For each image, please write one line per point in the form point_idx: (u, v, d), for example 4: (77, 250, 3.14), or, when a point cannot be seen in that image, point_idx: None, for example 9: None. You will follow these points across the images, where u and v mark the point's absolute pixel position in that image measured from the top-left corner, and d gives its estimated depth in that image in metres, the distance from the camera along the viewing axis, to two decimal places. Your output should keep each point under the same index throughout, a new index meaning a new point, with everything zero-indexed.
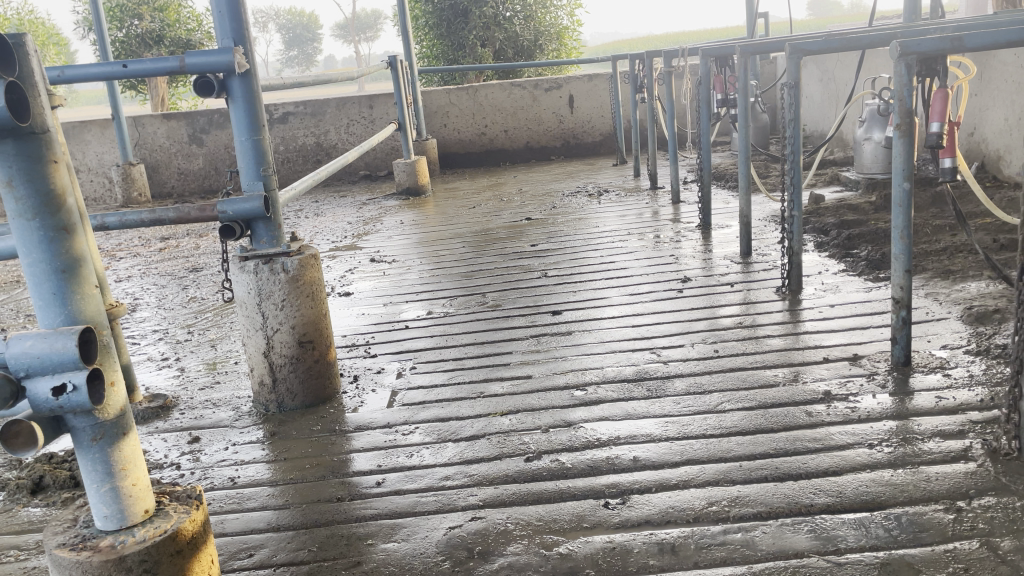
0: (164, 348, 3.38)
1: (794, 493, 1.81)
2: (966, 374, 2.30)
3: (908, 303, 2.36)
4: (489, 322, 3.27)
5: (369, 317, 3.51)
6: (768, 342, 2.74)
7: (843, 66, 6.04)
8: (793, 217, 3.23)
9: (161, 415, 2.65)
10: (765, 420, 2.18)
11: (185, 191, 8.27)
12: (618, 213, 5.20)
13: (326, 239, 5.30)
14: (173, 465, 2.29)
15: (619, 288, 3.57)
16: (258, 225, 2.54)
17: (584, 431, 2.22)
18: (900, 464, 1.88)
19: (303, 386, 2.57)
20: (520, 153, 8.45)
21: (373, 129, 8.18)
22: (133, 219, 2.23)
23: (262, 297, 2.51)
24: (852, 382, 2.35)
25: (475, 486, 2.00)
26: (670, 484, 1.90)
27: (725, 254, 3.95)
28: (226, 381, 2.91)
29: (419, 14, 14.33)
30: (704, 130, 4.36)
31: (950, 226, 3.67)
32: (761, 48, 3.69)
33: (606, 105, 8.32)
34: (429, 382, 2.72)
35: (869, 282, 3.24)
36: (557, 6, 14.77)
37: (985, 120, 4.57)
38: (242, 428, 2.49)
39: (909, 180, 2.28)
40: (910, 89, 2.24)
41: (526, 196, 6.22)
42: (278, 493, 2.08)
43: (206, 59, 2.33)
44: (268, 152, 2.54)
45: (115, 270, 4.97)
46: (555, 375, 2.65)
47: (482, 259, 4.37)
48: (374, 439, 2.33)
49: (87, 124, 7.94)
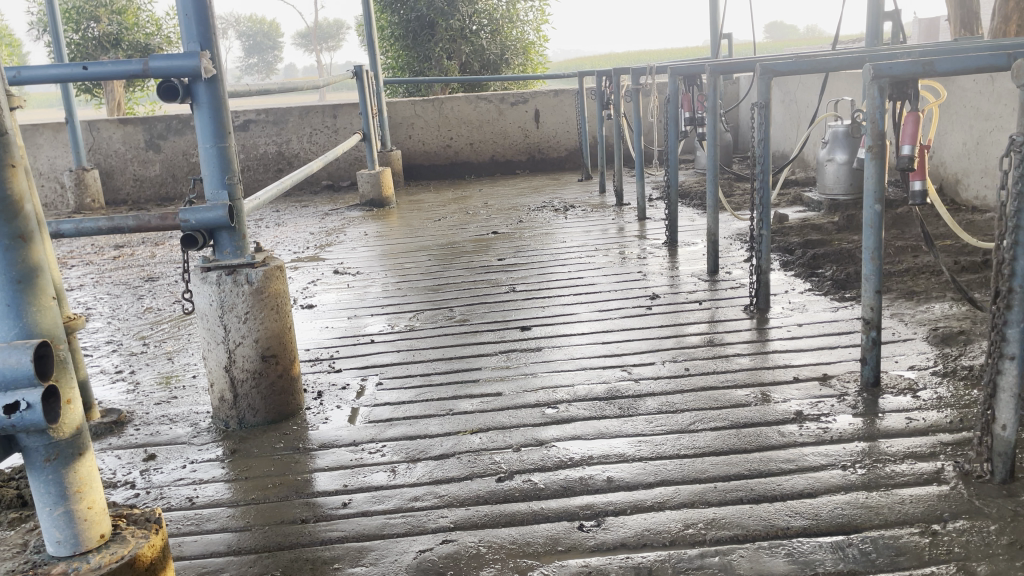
0: (118, 360, 3.26)
1: (770, 516, 1.79)
2: (934, 396, 2.31)
3: (878, 323, 2.36)
4: (458, 338, 3.22)
5: (333, 331, 3.43)
6: (737, 361, 2.74)
7: (806, 88, 6.15)
8: (761, 236, 3.24)
9: (115, 431, 2.54)
10: (737, 441, 2.16)
11: (141, 198, 8.07)
12: (583, 228, 5.20)
13: (288, 250, 5.20)
14: (127, 484, 2.19)
15: (587, 304, 3.55)
16: (221, 234, 2.45)
17: (557, 450, 2.19)
18: (874, 486, 1.88)
19: (266, 402, 2.49)
20: (485, 167, 8.43)
21: (337, 139, 8.09)
22: (90, 227, 2.15)
23: (224, 310, 2.43)
24: (823, 402, 2.35)
25: (445, 507, 1.94)
26: (646, 506, 1.87)
27: (692, 272, 3.96)
28: (184, 396, 2.81)
29: (385, 25, 14.33)
30: (671, 147, 4.37)
31: (913, 247, 3.73)
32: (729, 68, 3.70)
33: (571, 121, 8.35)
34: (397, 399, 2.65)
35: (835, 302, 3.27)
36: (524, 21, 14.82)
37: (944, 145, 4.68)
38: (201, 445, 2.40)
39: (880, 203, 2.30)
40: (883, 112, 2.25)
41: (492, 209, 6.19)
42: (239, 514, 2.00)
43: (172, 63, 2.26)
44: (234, 160, 2.46)
45: (66, 279, 4.81)
46: (525, 392, 2.61)
47: (449, 272, 4.32)
48: (339, 457, 2.26)
49: (40, 127, 7.72)
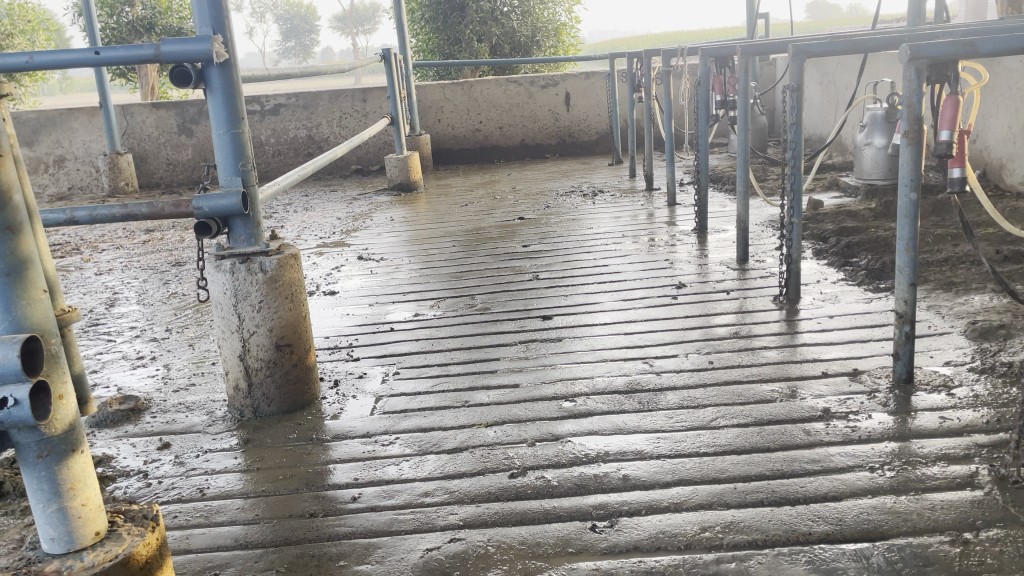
0: (141, 346, 3.26)
1: (791, 520, 1.71)
2: (970, 394, 2.20)
3: (911, 318, 2.26)
4: (478, 326, 3.17)
5: (353, 318, 3.40)
6: (764, 354, 2.65)
7: (844, 69, 5.96)
8: (792, 223, 3.12)
9: (131, 419, 2.53)
10: (760, 439, 2.08)
11: (174, 181, 8.13)
12: (613, 214, 5.11)
13: (314, 235, 5.19)
14: (140, 474, 2.18)
15: (611, 293, 3.47)
16: (236, 221, 2.42)
17: (573, 445, 2.13)
18: (903, 491, 1.79)
19: (280, 391, 2.47)
20: (515, 151, 8.34)
21: (366, 123, 8.06)
22: (105, 214, 2.08)
23: (238, 299, 2.41)
24: (852, 399, 2.26)
25: (454, 503, 1.90)
26: (661, 507, 1.81)
27: (721, 260, 3.86)
28: (202, 384, 2.80)
29: (415, 8, 14.30)
30: (702, 132, 4.24)
31: (953, 236, 3.59)
32: (763, 49, 3.56)
33: (603, 104, 8.22)
34: (413, 389, 2.61)
35: (869, 293, 3.15)
36: (555, 2, 14.66)
37: (988, 128, 4.49)
38: (215, 435, 2.38)
39: (916, 191, 2.19)
40: (921, 95, 2.13)
41: (520, 194, 6.12)
42: (249, 506, 1.97)
43: (184, 47, 2.22)
44: (247, 146, 2.43)
45: (96, 263, 4.85)
46: (543, 384, 2.55)
47: (473, 259, 4.27)
48: (352, 450, 2.22)
49: (75, 111, 7.80)
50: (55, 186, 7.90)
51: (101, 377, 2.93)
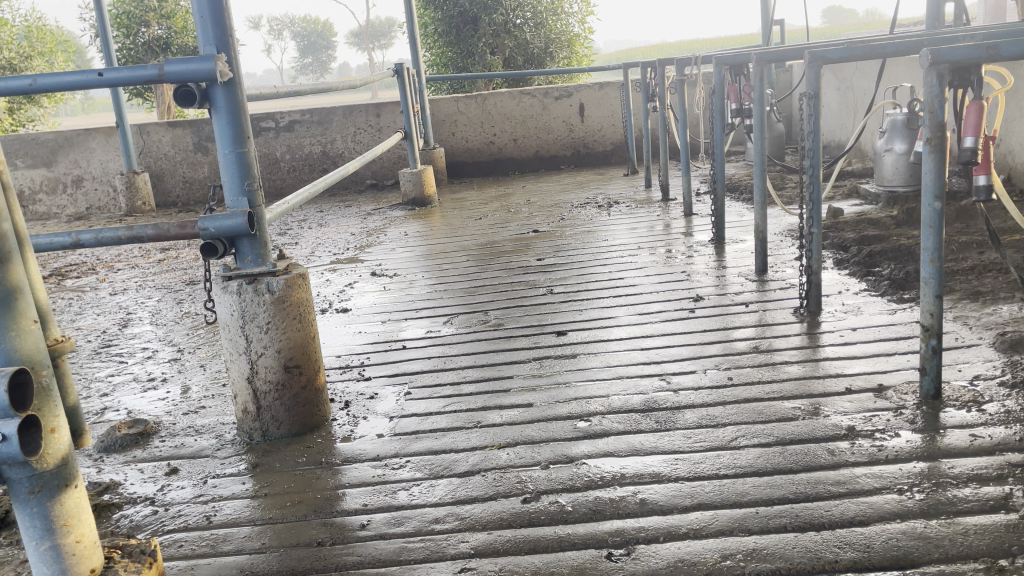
0: (153, 368, 3.23)
1: (816, 547, 1.64)
2: (1001, 410, 2.12)
3: (938, 331, 2.18)
4: (492, 343, 3.11)
5: (366, 337, 3.35)
6: (785, 370, 2.57)
7: (863, 75, 5.88)
8: (812, 234, 3.05)
9: (140, 443, 2.50)
10: (781, 459, 2.00)
11: (190, 199, 8.16)
12: (628, 225, 5.05)
13: (327, 251, 5.18)
14: (146, 501, 2.14)
15: (627, 306, 3.41)
16: (242, 241, 2.38)
17: (588, 468, 2.06)
18: (933, 514, 1.70)
19: (289, 414, 2.42)
20: (530, 162, 8.31)
21: (380, 138, 8.06)
22: (110, 236, 2.06)
23: (245, 320, 2.37)
24: (877, 417, 2.18)
25: (466, 530, 1.84)
26: (680, 533, 1.74)
27: (740, 271, 3.78)
28: (212, 407, 2.76)
29: (428, 22, 14.36)
30: (718, 140, 4.17)
31: (978, 243, 3.49)
32: (779, 55, 3.49)
33: (617, 114, 8.16)
34: (424, 410, 2.56)
35: (893, 304, 3.06)
36: (568, 13, 14.66)
37: (1012, 132, 4.38)
38: (223, 459, 2.34)
39: (940, 200, 2.11)
40: (943, 100, 2.06)
41: (534, 207, 6.07)
42: (256, 534, 1.93)
43: (188, 67, 2.19)
44: (253, 166, 2.39)
45: (112, 283, 4.85)
46: (558, 404, 2.49)
47: (486, 274, 4.22)
48: (362, 474, 2.17)
49: (92, 131, 7.86)
50: (73, 207, 7.97)
51: (112, 400, 2.90)
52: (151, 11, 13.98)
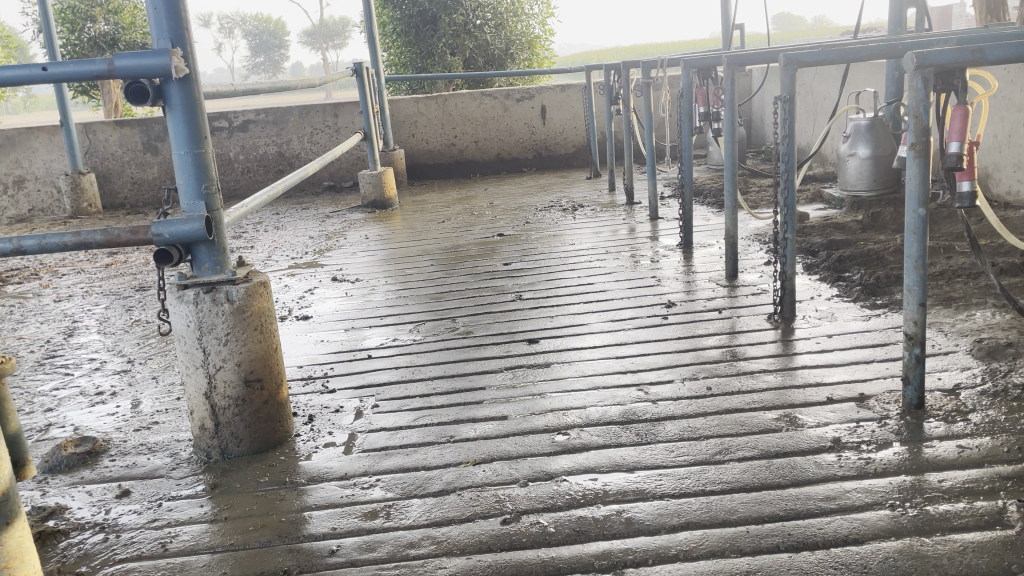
0: (101, 380, 3.05)
1: (812, 568, 1.57)
2: (985, 419, 2.09)
3: (921, 339, 2.14)
4: (461, 352, 3.01)
5: (329, 345, 3.22)
6: (763, 378, 2.52)
7: (824, 80, 5.94)
8: (786, 240, 3.00)
9: (88, 463, 2.34)
10: (768, 474, 1.94)
11: (139, 201, 7.89)
12: (593, 229, 4.98)
13: (285, 255, 5.01)
14: (95, 526, 1.99)
15: (598, 313, 3.34)
16: (199, 248, 2.25)
17: (569, 485, 1.97)
18: (928, 531, 1.65)
19: (250, 431, 2.29)
20: (491, 164, 8.22)
21: (338, 138, 7.89)
22: (54, 243, 1.91)
23: (203, 331, 2.23)
24: (862, 427, 2.13)
25: (442, 555, 1.73)
26: (669, 555, 1.66)
27: (710, 276, 3.73)
28: (166, 422, 2.60)
29: (386, 21, 14.20)
30: (686, 143, 4.11)
31: (946, 248, 3.50)
32: (750, 59, 3.45)
33: (579, 117, 8.13)
34: (394, 424, 2.44)
35: (866, 310, 3.04)
36: (529, 14, 14.56)
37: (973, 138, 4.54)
38: (179, 480, 2.19)
39: (925, 206, 2.07)
40: (928, 105, 2.02)
41: (497, 210, 5.97)
42: (216, 563, 1.79)
43: (139, 62, 2.05)
44: (211, 167, 2.26)
45: (56, 289, 4.63)
46: (533, 416, 2.39)
47: (452, 279, 4.11)
48: (329, 494, 2.05)
49: (35, 130, 7.54)
50: (14, 208, 7.63)
51: (57, 416, 2.72)
52: (97, 6, 13.62)
